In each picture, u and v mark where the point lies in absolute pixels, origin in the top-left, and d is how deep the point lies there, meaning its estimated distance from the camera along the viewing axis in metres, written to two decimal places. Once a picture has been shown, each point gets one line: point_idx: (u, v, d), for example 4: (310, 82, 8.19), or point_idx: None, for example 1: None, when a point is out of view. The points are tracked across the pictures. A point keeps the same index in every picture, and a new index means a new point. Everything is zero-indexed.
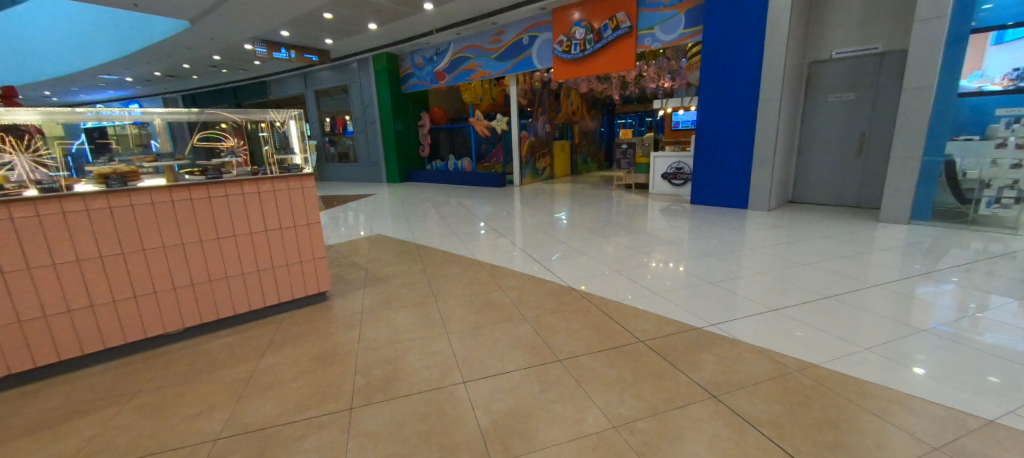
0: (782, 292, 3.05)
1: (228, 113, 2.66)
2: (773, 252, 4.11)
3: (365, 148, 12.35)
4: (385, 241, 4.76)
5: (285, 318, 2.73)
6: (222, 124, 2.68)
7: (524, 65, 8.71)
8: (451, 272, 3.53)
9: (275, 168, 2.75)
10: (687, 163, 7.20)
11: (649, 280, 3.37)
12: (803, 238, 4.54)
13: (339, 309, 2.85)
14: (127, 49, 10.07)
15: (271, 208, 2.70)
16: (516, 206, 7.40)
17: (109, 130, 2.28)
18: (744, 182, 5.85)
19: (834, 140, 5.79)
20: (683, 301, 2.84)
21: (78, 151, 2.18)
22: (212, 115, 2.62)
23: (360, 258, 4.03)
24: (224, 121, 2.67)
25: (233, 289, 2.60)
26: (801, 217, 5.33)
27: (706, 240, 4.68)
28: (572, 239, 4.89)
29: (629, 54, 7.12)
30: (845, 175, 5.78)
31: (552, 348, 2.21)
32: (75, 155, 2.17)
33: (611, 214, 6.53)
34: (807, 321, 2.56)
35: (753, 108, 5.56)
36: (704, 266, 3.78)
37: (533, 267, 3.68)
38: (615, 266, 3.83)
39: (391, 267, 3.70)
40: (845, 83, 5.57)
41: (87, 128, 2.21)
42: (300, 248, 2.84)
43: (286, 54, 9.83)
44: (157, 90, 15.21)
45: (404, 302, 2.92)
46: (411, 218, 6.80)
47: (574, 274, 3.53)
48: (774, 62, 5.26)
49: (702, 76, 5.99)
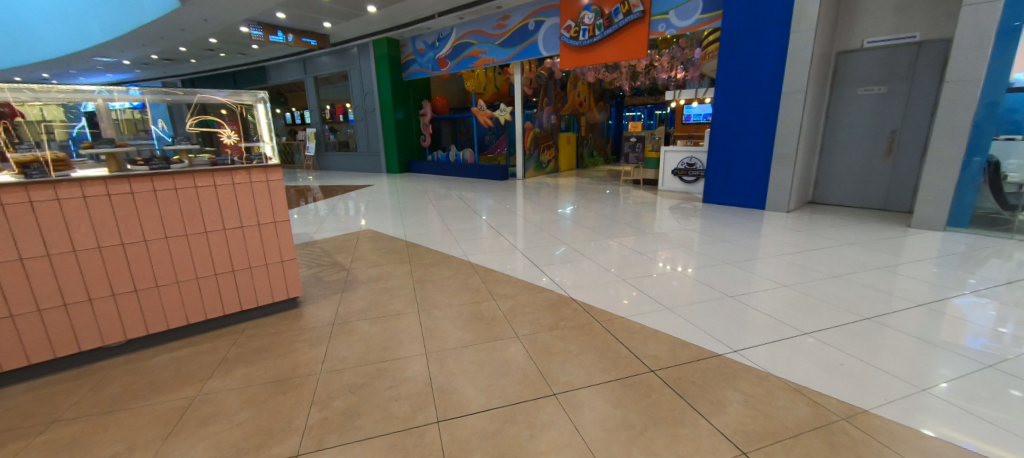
0: (808, 305, 2.70)
1: (224, 96, 2.38)
2: (790, 257, 3.77)
3: (365, 137, 11.99)
4: (373, 238, 4.42)
5: (246, 328, 2.42)
6: (222, 110, 2.40)
7: (529, 52, 8.28)
8: (441, 276, 3.20)
9: (232, 160, 2.39)
10: (700, 159, 6.78)
11: (658, 287, 3.02)
12: (826, 243, 4.17)
13: (309, 319, 2.54)
14: (121, 29, 9.76)
15: (229, 203, 2.36)
16: (519, 201, 7.05)
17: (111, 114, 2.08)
18: (762, 181, 5.45)
19: (860, 136, 5.37)
20: (699, 318, 2.49)
21: (78, 134, 2.01)
22: (208, 97, 2.35)
23: (344, 257, 3.71)
24: (224, 106, 2.39)
25: (185, 296, 2.28)
26: (824, 220, 4.94)
27: (720, 244, 4.32)
28: (575, 239, 4.54)
29: (640, 41, 6.67)
30: (872, 175, 5.36)
31: (547, 378, 1.87)
32: (75, 138, 1.99)
33: (618, 211, 6.18)
34: (841, 341, 2.24)
35: (775, 100, 5.14)
36: (718, 272, 3.43)
37: (530, 271, 3.34)
38: (620, 269, 3.48)
39: (375, 269, 3.37)
40: (876, 74, 5.14)
41: (87, 112, 2.03)
42: (265, 249, 2.51)
43: (284, 38, 9.46)
44: (156, 74, 14.92)
45: (382, 311, 2.60)
46: (407, 212, 6.47)
47: (573, 278, 3.18)
48: (800, 51, 4.82)
49: (720, 66, 5.57)
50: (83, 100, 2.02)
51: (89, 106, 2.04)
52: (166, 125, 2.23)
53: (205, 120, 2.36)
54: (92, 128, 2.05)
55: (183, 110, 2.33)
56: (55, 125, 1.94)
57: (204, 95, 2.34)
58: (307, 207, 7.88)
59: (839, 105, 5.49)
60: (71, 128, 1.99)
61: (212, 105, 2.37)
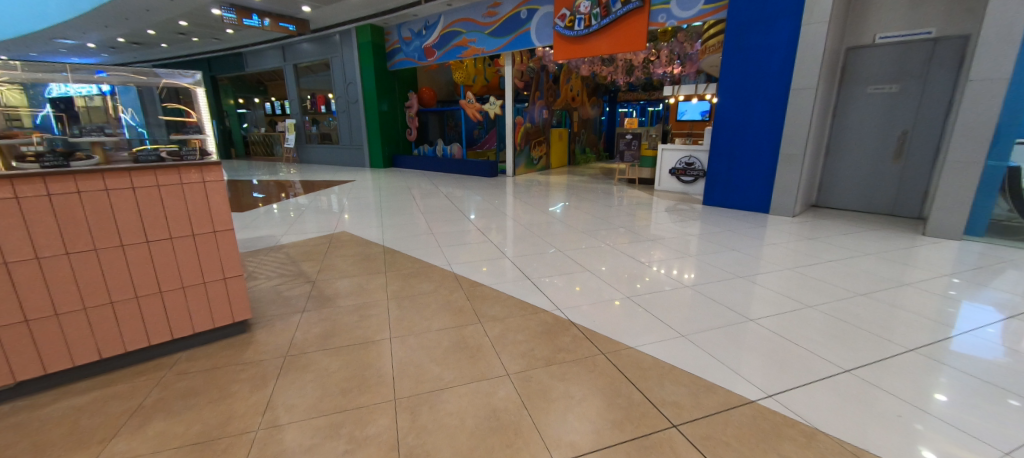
0: (835, 328, 2.38)
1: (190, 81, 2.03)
2: (802, 265, 3.47)
3: (348, 129, 11.42)
4: (346, 243, 3.97)
5: (177, 361, 1.98)
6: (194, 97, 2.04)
7: (521, 42, 7.85)
8: (420, 290, 2.80)
9: (152, 158, 1.89)
10: (699, 158, 6.47)
11: (663, 302, 2.67)
12: (837, 250, 3.87)
13: (257, 348, 2.11)
14: (80, 8, 9.01)
15: (153, 209, 1.89)
16: (508, 199, 6.66)
17: (76, 100, 1.78)
18: (766, 183, 5.15)
19: (868, 137, 5.10)
20: (720, 347, 2.14)
21: (43, 121, 1.68)
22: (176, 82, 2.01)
23: (310, 266, 3.27)
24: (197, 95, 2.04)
25: (95, 326, 1.83)
26: (833, 225, 4.66)
27: (724, 250, 3.98)
28: (568, 243, 4.17)
29: (639, 32, 6.30)
30: (879, 178, 5.11)
31: (545, 437, 1.49)
32: (40, 126, 1.68)
33: (613, 212, 5.84)
34: (888, 379, 1.91)
35: (783, 97, 4.82)
36: (728, 283, 3.09)
37: (521, 284, 2.92)
38: (621, 279, 3.11)
39: (345, 282, 2.94)
40: (888, 72, 4.86)
41: (51, 97, 1.71)
42: (203, 266, 2.06)
43: (258, 21, 8.73)
44: (125, 59, 14.06)
45: (348, 338, 2.19)
46: (389, 212, 6.02)
47: (568, 292, 2.80)
48: (811, 46, 4.51)
49: (724, 60, 5.23)
50: (47, 82, 1.71)
51: (52, 90, 1.71)
52: (135, 113, 1.90)
53: (174, 107, 1.98)
54: (57, 112, 1.72)
55: (154, 98, 1.97)
56: (19, 110, 1.65)
57: (171, 81, 2.00)
58: (287, 201, 7.44)
59: (847, 103, 5.21)
60: (36, 114, 1.68)
61: (184, 91, 2.01)
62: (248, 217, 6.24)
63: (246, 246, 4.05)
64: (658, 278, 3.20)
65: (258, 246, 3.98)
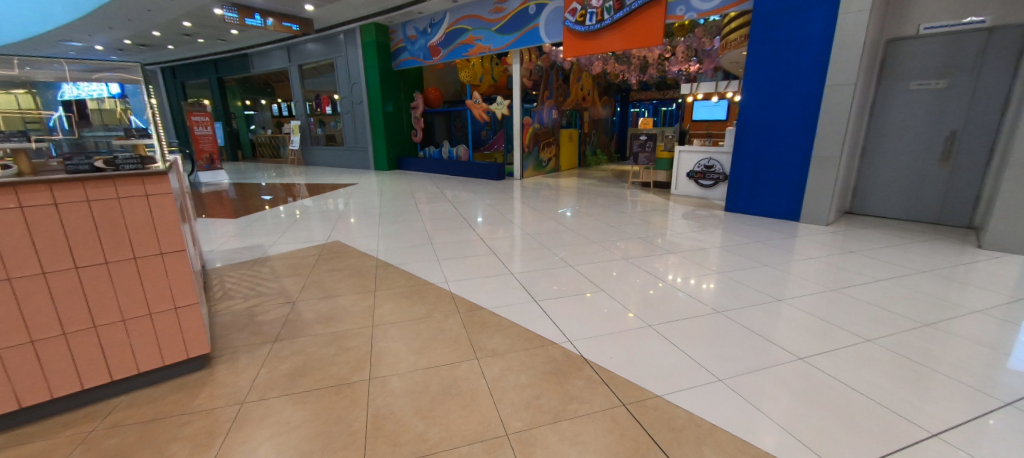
0: (904, 366, 1.99)
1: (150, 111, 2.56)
2: (844, 280, 3.07)
3: (352, 130, 11.18)
4: (338, 255, 3.65)
5: (116, 409, 1.67)
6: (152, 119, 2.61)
7: (529, 39, 7.50)
8: (411, 314, 2.46)
9: (82, 165, 1.59)
10: (719, 161, 6.03)
11: (692, 330, 2.29)
12: (882, 263, 3.45)
13: (213, 390, 1.79)
14: (83, 10, 8.89)
15: (82, 228, 1.58)
16: (516, 204, 6.32)
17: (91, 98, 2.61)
18: (797, 188, 4.70)
19: (911, 137, 4.66)
20: (766, 395, 1.76)
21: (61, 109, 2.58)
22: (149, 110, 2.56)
23: (293, 284, 2.95)
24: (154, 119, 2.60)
25: (11, 372, 1.52)
26: (873, 236, 4.22)
27: (754, 263, 3.56)
28: (580, 255, 3.81)
29: (656, 26, 5.91)
30: (923, 183, 4.66)
31: None
32: None
33: (627, 218, 5.46)
34: (987, 444, 1.52)
35: (816, 94, 4.39)
36: (764, 303, 2.69)
37: (526, 307, 2.55)
38: (642, 298, 2.74)
39: (328, 304, 2.61)
40: (934, 66, 4.42)
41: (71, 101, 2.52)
42: (147, 294, 1.74)
43: (260, 21, 8.51)
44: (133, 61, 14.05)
45: (321, 378, 1.86)
46: (390, 218, 5.70)
47: (581, 317, 2.43)
48: (849, 37, 4.08)
49: (750, 53, 4.81)
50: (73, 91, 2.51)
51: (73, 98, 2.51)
52: None
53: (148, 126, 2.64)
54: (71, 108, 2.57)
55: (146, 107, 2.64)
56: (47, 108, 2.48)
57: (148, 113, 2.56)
58: (294, 203, 7.29)
59: (885, 100, 4.77)
60: (48, 117, 1.81)
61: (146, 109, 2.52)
62: (244, 221, 5.97)
63: (231, 258, 3.73)
64: (682, 296, 2.81)
65: (244, 257, 3.70)
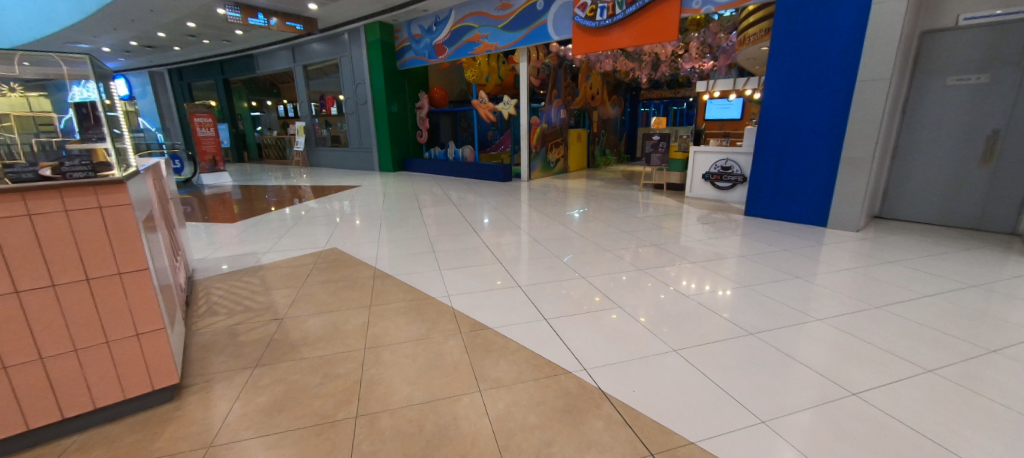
0: (974, 403, 1.71)
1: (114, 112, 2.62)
2: (886, 294, 2.77)
3: (357, 131, 11.02)
4: (334, 264, 3.45)
5: (65, 452, 1.46)
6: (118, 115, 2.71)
7: (537, 36, 7.25)
8: (407, 335, 2.23)
9: (49, 160, 1.44)
10: (737, 162, 5.74)
11: (724, 356, 2.02)
12: (925, 274, 3.14)
13: (178, 429, 1.57)
14: (87, 11, 8.83)
15: (23, 245, 1.36)
16: (523, 207, 6.09)
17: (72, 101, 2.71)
18: (824, 191, 4.40)
19: (948, 136, 4.33)
20: (820, 442, 1.49)
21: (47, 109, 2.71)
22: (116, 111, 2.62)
23: (283, 297, 2.74)
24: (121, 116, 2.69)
25: None
26: (907, 243, 3.91)
27: (782, 273, 3.27)
28: (592, 262, 3.55)
29: (669, 21, 5.64)
30: (962, 185, 4.32)
31: None
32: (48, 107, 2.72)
33: (640, 222, 5.20)
34: None
35: (845, 90, 4.08)
36: (800, 322, 2.40)
37: (535, 327, 2.30)
38: (663, 315, 2.47)
39: (317, 321, 2.39)
40: (975, 59, 4.10)
41: None
42: (103, 320, 1.52)
43: (264, 21, 8.37)
44: (141, 63, 14.08)
45: (302, 414, 1.63)
46: (393, 221, 5.49)
47: (595, 340, 2.17)
48: (884, 29, 3.78)
49: (773, 48, 4.52)
50: None
51: None
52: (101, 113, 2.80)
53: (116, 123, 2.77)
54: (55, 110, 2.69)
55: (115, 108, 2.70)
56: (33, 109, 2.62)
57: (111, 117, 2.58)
58: (298, 205, 7.14)
59: (920, 97, 4.45)
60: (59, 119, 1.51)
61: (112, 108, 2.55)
62: (249, 223, 5.87)
63: (223, 267, 3.53)
64: (708, 312, 2.54)
65: (238, 265, 3.53)
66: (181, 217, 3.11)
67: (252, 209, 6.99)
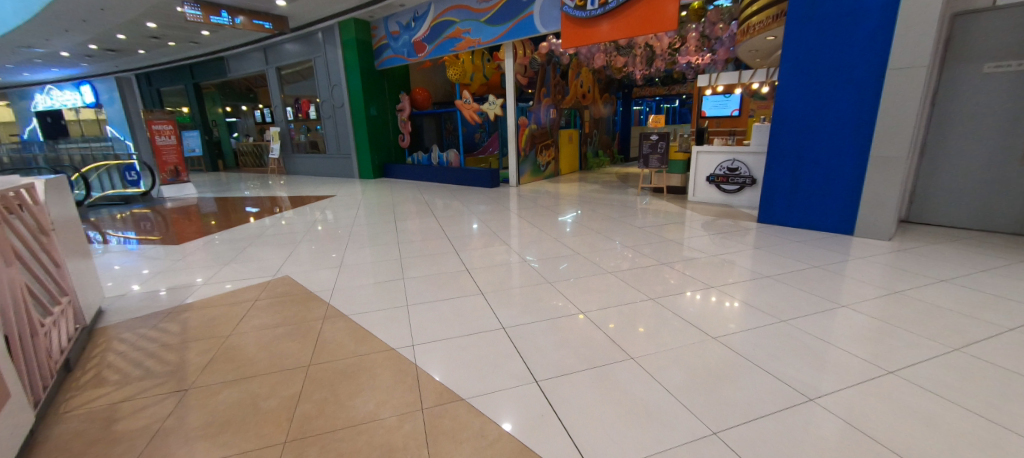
0: None
1: None
2: (960, 330, 2.23)
3: (334, 136, 10.36)
4: (282, 299, 2.85)
5: None
6: None
7: (522, 29, 6.69)
8: (348, 416, 1.63)
9: None
10: (744, 162, 5.26)
11: (785, 444, 1.46)
12: (989, 297, 2.62)
13: None
14: (32, 10, 8.06)
15: None
16: (513, 217, 5.51)
17: None
18: (850, 195, 3.89)
19: (986, 131, 3.85)
20: None
21: None
22: None
23: (200, 354, 2.13)
24: None
25: None
26: (949, 254, 3.42)
27: (819, 295, 2.75)
28: (594, 287, 2.99)
29: (665, 10, 5.14)
30: (1003, 186, 3.83)
31: None
32: None
33: (644, 231, 4.65)
34: None
35: (873, 80, 3.59)
36: (837, 349, 2.08)
37: (522, 394, 1.74)
38: (689, 369, 1.91)
39: (233, 394, 1.79)
40: (1017, 43, 3.62)
41: None
42: None
43: (229, 20, 7.64)
44: (106, 68, 13.25)
45: None
46: (367, 236, 4.89)
47: (605, 415, 1.61)
48: (920, 8, 3.27)
49: (787, 34, 4.02)
50: None
51: None
52: None
53: None
54: None
55: None
56: None
57: None
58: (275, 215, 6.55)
59: (952, 87, 3.97)
60: None
61: None
62: (218, 236, 5.29)
63: (199, 280, 3.35)
64: (727, 335, 2.23)
65: (212, 279, 3.35)
66: (80, 249, 2.48)
67: (226, 220, 6.37)
